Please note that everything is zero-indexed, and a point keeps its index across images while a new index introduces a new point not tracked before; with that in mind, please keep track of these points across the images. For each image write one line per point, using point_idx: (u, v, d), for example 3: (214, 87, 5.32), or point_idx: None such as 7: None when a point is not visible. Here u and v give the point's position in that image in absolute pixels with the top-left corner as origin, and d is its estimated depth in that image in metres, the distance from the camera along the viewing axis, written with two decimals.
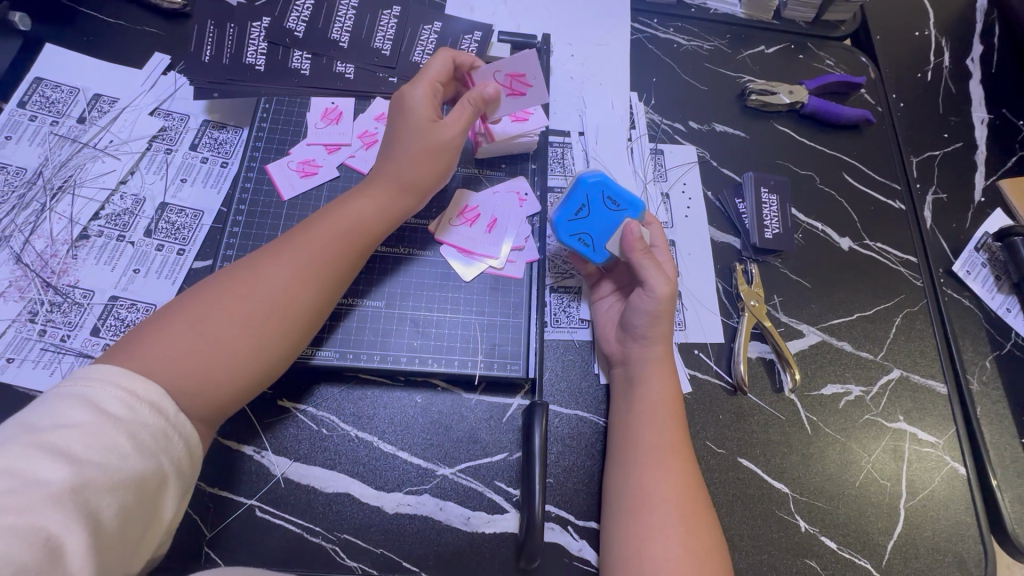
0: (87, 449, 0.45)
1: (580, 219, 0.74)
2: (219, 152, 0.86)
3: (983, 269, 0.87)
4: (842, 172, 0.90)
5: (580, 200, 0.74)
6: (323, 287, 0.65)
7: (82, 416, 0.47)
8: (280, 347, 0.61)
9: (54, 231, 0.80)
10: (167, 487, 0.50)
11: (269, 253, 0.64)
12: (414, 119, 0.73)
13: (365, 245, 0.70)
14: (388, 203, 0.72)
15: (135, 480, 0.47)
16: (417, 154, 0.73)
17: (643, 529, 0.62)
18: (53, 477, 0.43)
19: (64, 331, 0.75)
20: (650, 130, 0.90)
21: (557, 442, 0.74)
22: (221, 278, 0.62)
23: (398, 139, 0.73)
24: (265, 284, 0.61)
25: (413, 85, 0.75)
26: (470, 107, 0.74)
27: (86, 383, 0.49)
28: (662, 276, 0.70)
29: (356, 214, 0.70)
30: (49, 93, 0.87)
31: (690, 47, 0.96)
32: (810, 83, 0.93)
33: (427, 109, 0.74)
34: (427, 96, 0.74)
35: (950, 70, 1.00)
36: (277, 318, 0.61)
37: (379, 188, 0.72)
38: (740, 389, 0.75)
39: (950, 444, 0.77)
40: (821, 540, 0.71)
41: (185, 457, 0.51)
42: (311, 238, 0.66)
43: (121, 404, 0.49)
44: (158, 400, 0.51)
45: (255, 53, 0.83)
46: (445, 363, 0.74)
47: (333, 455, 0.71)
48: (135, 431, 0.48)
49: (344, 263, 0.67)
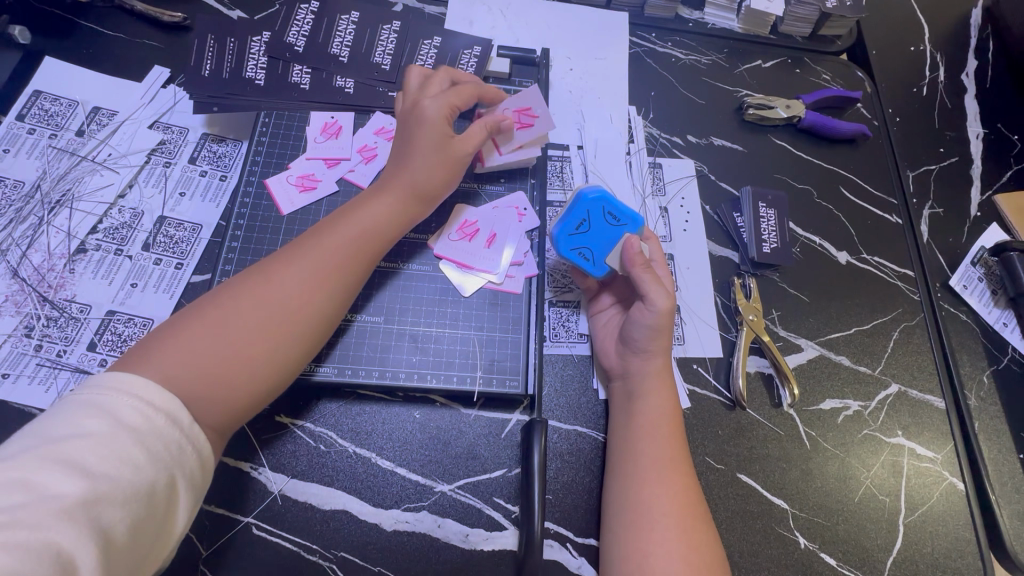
0: (101, 461, 0.45)
1: (581, 233, 0.74)
2: (217, 165, 0.86)
3: (980, 283, 0.87)
4: (840, 186, 0.91)
5: (581, 213, 0.74)
6: (335, 294, 0.65)
7: (96, 426, 0.46)
8: (292, 355, 0.61)
9: (52, 245, 0.80)
10: (180, 499, 0.49)
11: (280, 259, 0.64)
12: (432, 132, 0.73)
13: (377, 254, 0.70)
14: (402, 211, 0.72)
15: (147, 492, 0.46)
16: (434, 166, 0.73)
17: (645, 546, 0.61)
18: (67, 490, 0.43)
19: (61, 346, 0.75)
20: (648, 144, 0.91)
21: (556, 458, 0.74)
22: (231, 286, 0.61)
23: (413, 148, 0.73)
24: (277, 291, 0.61)
25: (431, 97, 0.75)
26: (486, 128, 0.76)
27: (103, 391, 0.49)
28: (662, 292, 0.70)
29: (369, 221, 0.69)
30: (48, 106, 0.87)
31: (688, 61, 0.96)
32: (807, 97, 0.93)
33: (441, 122, 0.74)
34: (442, 109, 0.74)
35: (945, 85, 1.00)
36: (289, 325, 0.61)
37: (392, 195, 0.72)
38: (738, 404, 0.75)
39: (948, 459, 0.77)
40: (820, 557, 0.71)
41: (197, 468, 0.51)
42: (322, 245, 0.66)
43: (137, 414, 0.48)
44: (174, 409, 0.50)
45: (255, 67, 0.84)
46: (444, 378, 0.74)
47: (330, 471, 0.71)
48: (149, 440, 0.48)
49: (355, 270, 0.67)
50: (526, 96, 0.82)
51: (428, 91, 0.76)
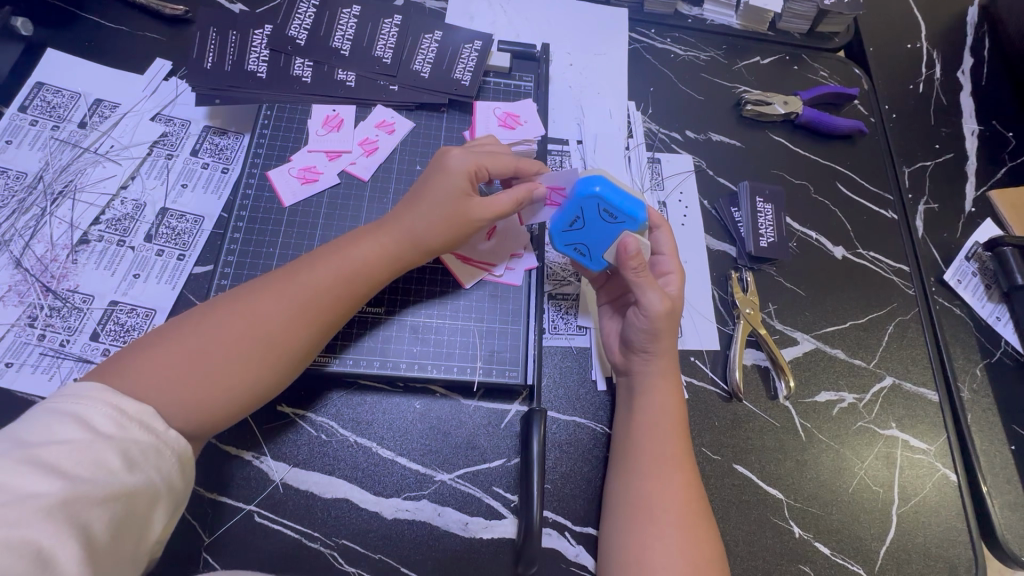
0: (78, 465, 0.46)
1: (575, 230, 0.72)
2: (219, 158, 0.87)
3: (973, 278, 0.88)
4: (836, 182, 0.92)
5: (574, 210, 0.70)
6: (318, 329, 0.63)
7: (71, 432, 0.48)
8: (268, 385, 0.60)
9: (54, 236, 0.81)
10: (159, 501, 0.51)
11: (269, 285, 0.63)
12: (450, 189, 0.70)
13: (366, 293, 0.67)
14: (396, 260, 0.69)
15: (127, 494, 0.48)
16: (442, 224, 0.70)
17: (643, 538, 0.62)
18: (45, 490, 0.44)
19: (64, 335, 0.75)
20: (647, 139, 0.91)
21: (555, 448, 0.75)
22: (215, 304, 0.61)
23: (422, 198, 0.70)
24: (253, 314, 0.60)
25: (461, 152, 0.72)
26: (512, 203, 0.71)
27: (75, 400, 0.50)
28: (657, 294, 0.68)
29: (361, 259, 0.67)
30: (50, 98, 0.87)
31: (687, 57, 0.97)
32: (804, 93, 0.94)
33: (464, 180, 0.71)
34: (468, 167, 0.71)
35: (941, 82, 1.01)
36: (258, 349, 0.59)
37: (390, 239, 0.69)
38: (735, 396, 0.76)
39: (941, 450, 0.78)
40: (814, 546, 0.72)
41: (176, 471, 0.53)
42: (312, 277, 0.64)
43: (112, 422, 0.50)
44: (147, 418, 0.52)
45: (257, 60, 0.84)
46: (445, 369, 0.75)
47: (332, 461, 0.72)
48: (126, 447, 0.49)
49: (343, 307, 0.65)
50: (519, 105, 0.88)
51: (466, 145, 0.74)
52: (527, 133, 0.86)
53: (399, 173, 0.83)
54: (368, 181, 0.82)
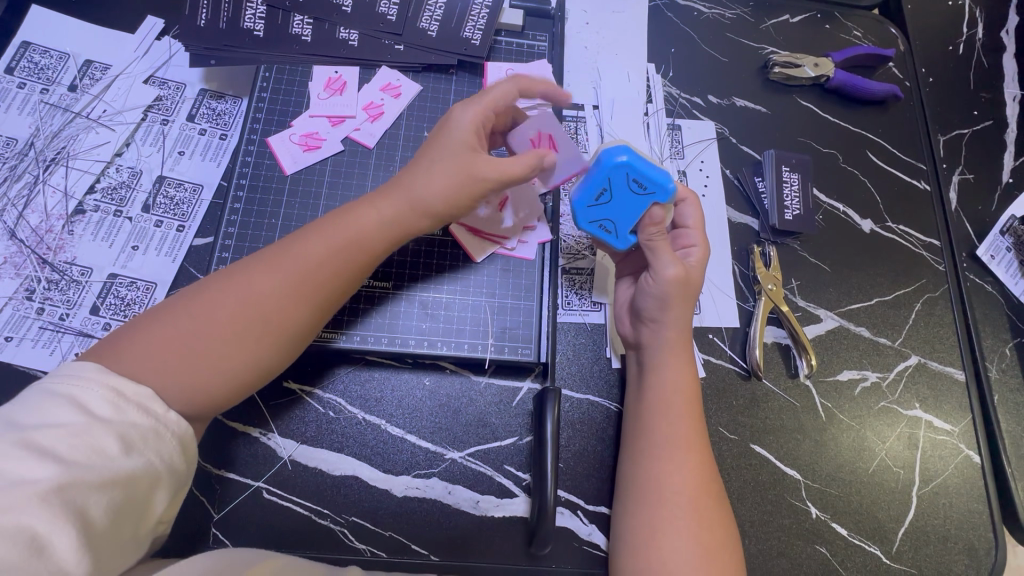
0: (74, 449, 0.44)
1: (601, 205, 0.65)
2: (217, 123, 0.83)
3: (1008, 254, 0.85)
4: (866, 150, 0.87)
5: (600, 183, 0.64)
6: (315, 303, 0.60)
7: (67, 415, 0.45)
8: (267, 365, 0.58)
9: (49, 206, 0.77)
10: (160, 484, 0.49)
11: (261, 260, 0.60)
12: (454, 143, 0.64)
13: (366, 261, 0.63)
14: (395, 223, 0.64)
15: (127, 479, 0.46)
16: (446, 178, 0.63)
17: (653, 520, 0.60)
18: (39, 475, 0.42)
19: (63, 309, 0.73)
20: (667, 104, 0.86)
21: (568, 427, 0.73)
22: (209, 281, 0.58)
23: (424, 160, 0.65)
24: (247, 290, 0.57)
25: (465, 105, 0.66)
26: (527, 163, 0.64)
27: (71, 380, 0.48)
28: (670, 258, 0.65)
29: (360, 233, 0.62)
30: (38, 59, 0.83)
31: (711, 15, 0.91)
32: (836, 54, 0.88)
33: (469, 134, 0.65)
34: (473, 118, 0.65)
35: (983, 43, 0.95)
36: (253, 327, 0.56)
37: (390, 203, 0.64)
38: (754, 374, 0.74)
39: (966, 432, 0.76)
40: (831, 527, 0.71)
41: (177, 455, 0.50)
42: (307, 250, 0.60)
43: (108, 405, 0.47)
44: (146, 400, 0.49)
45: (254, 17, 0.79)
46: (455, 347, 0.72)
47: (340, 438, 0.70)
48: (124, 431, 0.47)
49: (340, 283, 0.61)
50: (532, 66, 0.83)
51: (467, 99, 0.68)
52: (542, 97, 0.81)
53: (405, 141, 0.79)
54: (374, 149, 0.78)
